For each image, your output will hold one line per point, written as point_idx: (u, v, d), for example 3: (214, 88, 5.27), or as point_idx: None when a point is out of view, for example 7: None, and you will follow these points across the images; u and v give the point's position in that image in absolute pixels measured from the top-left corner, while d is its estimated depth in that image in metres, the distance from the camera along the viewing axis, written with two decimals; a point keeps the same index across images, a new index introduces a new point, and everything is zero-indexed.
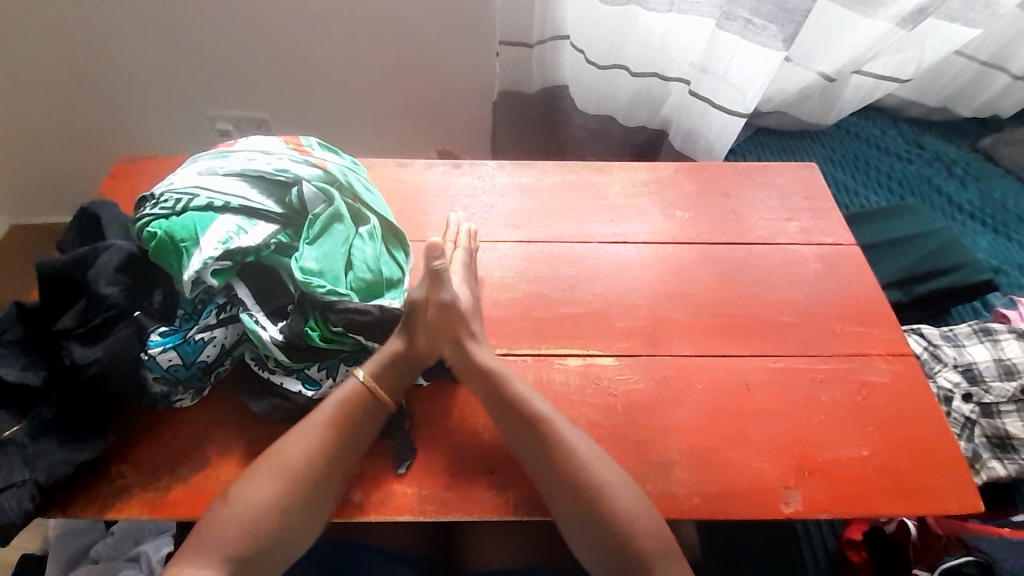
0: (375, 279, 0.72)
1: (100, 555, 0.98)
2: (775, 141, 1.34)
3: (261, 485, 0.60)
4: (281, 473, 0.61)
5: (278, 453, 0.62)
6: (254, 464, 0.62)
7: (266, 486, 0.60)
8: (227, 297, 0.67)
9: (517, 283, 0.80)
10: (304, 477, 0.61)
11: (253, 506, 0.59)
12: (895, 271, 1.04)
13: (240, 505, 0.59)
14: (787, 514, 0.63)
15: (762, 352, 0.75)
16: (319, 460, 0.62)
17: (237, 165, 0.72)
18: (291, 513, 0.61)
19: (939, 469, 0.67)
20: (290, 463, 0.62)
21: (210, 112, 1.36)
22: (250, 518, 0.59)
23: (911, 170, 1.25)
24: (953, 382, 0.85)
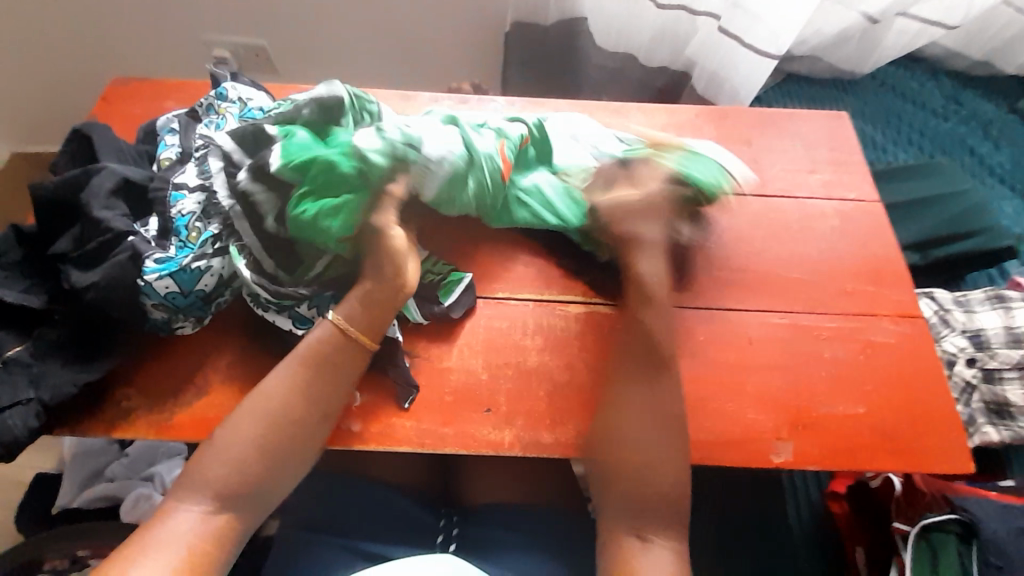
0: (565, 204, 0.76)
1: (116, 474, 1.03)
2: (804, 89, 1.26)
3: (244, 425, 0.61)
4: (263, 417, 0.61)
5: (261, 395, 0.62)
6: (239, 408, 0.62)
7: (248, 426, 0.61)
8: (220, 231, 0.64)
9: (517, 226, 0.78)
10: (286, 418, 0.61)
11: (238, 446, 0.60)
12: (915, 232, 1.00)
13: (225, 446, 0.60)
14: (777, 464, 0.64)
15: (768, 307, 0.73)
16: (296, 398, 0.62)
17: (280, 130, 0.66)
18: (275, 454, 0.60)
19: (932, 430, 0.67)
20: (274, 406, 0.61)
21: (207, 36, 1.28)
22: (235, 457, 0.59)
23: (944, 127, 1.18)
24: (959, 346, 0.84)
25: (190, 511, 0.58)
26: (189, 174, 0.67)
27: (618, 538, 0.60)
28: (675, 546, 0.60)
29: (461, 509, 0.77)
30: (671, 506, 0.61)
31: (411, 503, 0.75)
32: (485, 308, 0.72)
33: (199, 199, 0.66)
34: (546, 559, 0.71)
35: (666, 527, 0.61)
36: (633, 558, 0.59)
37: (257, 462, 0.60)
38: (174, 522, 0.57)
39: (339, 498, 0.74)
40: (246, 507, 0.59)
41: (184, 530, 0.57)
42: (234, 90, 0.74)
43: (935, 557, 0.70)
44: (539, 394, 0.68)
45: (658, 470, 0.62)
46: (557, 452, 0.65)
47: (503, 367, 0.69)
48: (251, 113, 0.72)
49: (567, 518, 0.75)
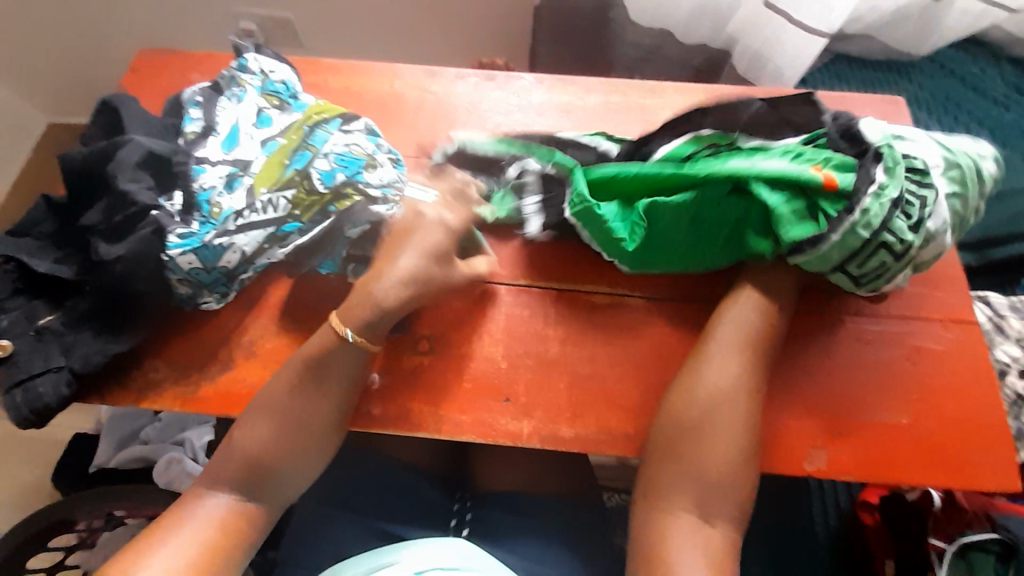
0: (852, 227, 0.59)
1: (151, 437, 1.06)
2: (854, 72, 1.17)
3: (258, 423, 0.61)
4: (277, 415, 0.61)
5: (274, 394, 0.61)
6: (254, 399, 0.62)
7: (263, 425, 0.61)
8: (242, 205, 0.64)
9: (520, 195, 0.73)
10: (299, 418, 0.61)
11: (253, 443, 0.60)
12: (969, 230, 0.93)
13: (242, 442, 0.60)
14: (808, 472, 0.62)
15: (808, 306, 0.69)
16: (309, 398, 0.61)
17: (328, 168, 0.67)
18: (288, 452, 0.60)
19: (981, 446, 0.63)
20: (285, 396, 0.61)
21: (235, 8, 1.26)
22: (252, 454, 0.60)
23: (1009, 117, 1.09)
24: (1011, 356, 0.79)
25: (215, 498, 0.59)
26: (212, 149, 0.67)
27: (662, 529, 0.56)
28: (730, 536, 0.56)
29: (474, 492, 0.76)
30: (731, 504, 0.57)
31: (426, 487, 0.74)
32: (507, 294, 0.70)
33: (222, 174, 0.66)
34: (561, 552, 0.69)
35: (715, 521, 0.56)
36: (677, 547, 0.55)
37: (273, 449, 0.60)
38: (203, 508, 0.59)
39: (355, 478, 0.74)
40: (267, 495, 0.60)
41: (203, 523, 0.57)
42: (256, 62, 0.73)
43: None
44: (560, 386, 0.65)
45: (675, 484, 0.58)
46: (576, 446, 0.63)
47: (524, 357, 0.67)
48: (273, 86, 0.72)
49: (583, 510, 0.74)
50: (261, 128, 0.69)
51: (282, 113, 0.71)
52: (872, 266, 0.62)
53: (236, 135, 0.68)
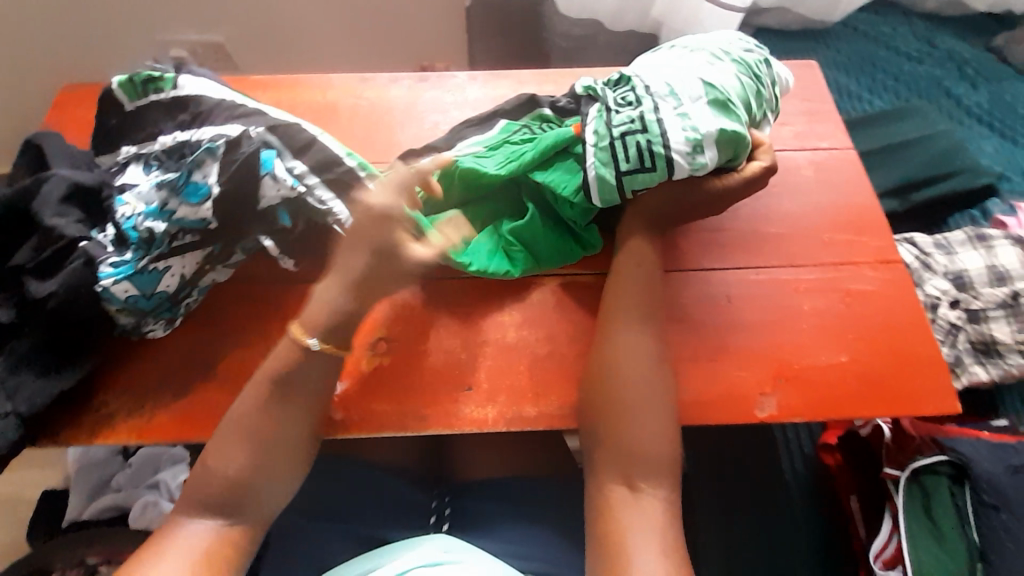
0: (586, 147, 0.67)
1: (122, 484, 1.02)
2: (776, 42, 1.23)
3: (229, 443, 0.59)
4: (249, 427, 0.59)
5: (240, 412, 0.60)
6: (229, 416, 0.60)
7: (234, 443, 0.59)
8: (172, 224, 0.61)
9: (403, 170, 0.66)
10: (271, 422, 0.60)
11: (227, 463, 0.58)
12: (893, 179, 0.98)
13: (217, 465, 0.58)
14: (762, 418, 0.64)
15: (746, 263, 0.72)
16: (277, 401, 0.60)
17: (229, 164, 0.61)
18: (263, 456, 0.59)
19: (918, 374, 0.67)
20: (258, 408, 0.60)
21: (164, 35, 1.24)
22: (229, 474, 0.58)
23: (920, 71, 1.16)
24: (941, 289, 0.84)
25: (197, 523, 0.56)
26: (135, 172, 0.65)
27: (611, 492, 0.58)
28: (667, 495, 0.58)
29: (452, 487, 0.76)
30: (664, 464, 0.58)
31: (402, 488, 0.74)
32: (459, 287, 0.71)
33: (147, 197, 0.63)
34: (542, 532, 0.70)
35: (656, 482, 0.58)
36: (621, 510, 0.56)
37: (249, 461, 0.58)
38: (187, 536, 0.55)
39: (329, 489, 0.73)
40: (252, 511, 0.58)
41: (191, 551, 0.54)
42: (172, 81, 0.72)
43: (927, 497, 0.72)
44: (520, 369, 0.67)
45: (654, 442, 0.59)
46: (542, 425, 0.64)
47: (482, 345, 0.68)
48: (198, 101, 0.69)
49: (561, 489, 0.74)
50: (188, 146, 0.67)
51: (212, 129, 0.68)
52: (634, 154, 0.65)
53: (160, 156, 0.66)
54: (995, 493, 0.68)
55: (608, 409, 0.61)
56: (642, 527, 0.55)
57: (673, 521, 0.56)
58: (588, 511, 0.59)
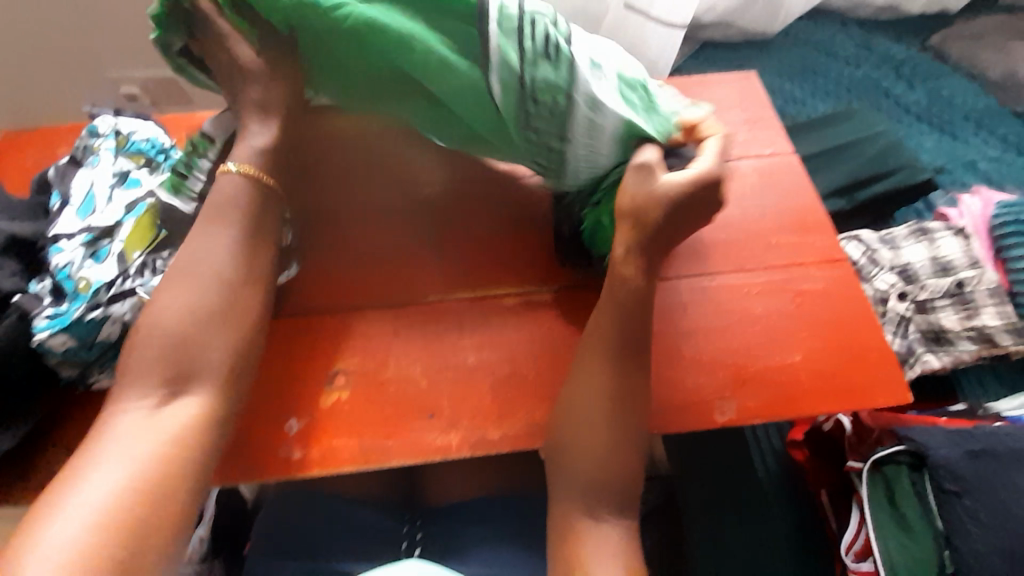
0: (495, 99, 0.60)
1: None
2: (721, 54, 1.28)
3: (176, 300, 0.57)
4: (203, 307, 0.57)
5: (195, 279, 0.58)
6: (170, 279, 0.58)
7: (183, 302, 0.57)
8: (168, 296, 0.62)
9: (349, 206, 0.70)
10: (230, 310, 0.58)
11: (173, 335, 0.55)
12: (839, 178, 1.02)
13: (160, 331, 0.55)
14: (722, 423, 0.65)
15: (699, 270, 0.74)
16: (237, 288, 0.59)
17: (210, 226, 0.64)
18: (217, 355, 0.57)
19: (869, 367, 0.68)
20: (206, 281, 0.58)
21: (113, 73, 1.22)
22: (171, 340, 0.55)
23: (859, 74, 1.22)
24: (889, 283, 0.88)
25: (130, 414, 0.53)
26: (65, 221, 0.65)
27: (572, 517, 0.59)
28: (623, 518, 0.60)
29: (423, 512, 0.74)
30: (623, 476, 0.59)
31: (370, 520, 0.72)
32: (418, 314, 0.71)
33: (80, 244, 0.63)
34: (519, 553, 0.69)
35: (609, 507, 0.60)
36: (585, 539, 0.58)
37: (187, 352, 0.56)
38: (116, 435, 0.52)
39: (296, 527, 0.71)
40: (191, 407, 0.55)
41: (130, 433, 0.52)
42: (109, 125, 0.71)
43: (891, 488, 0.73)
44: (482, 392, 0.66)
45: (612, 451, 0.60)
46: (505, 447, 0.64)
47: (442, 370, 0.67)
48: (136, 146, 0.71)
49: (535, 509, 0.73)
50: (126, 190, 0.67)
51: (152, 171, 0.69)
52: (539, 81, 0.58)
53: (91, 202, 0.66)
54: (955, 480, 0.69)
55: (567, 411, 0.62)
56: (602, 552, 0.57)
57: (630, 542, 0.59)
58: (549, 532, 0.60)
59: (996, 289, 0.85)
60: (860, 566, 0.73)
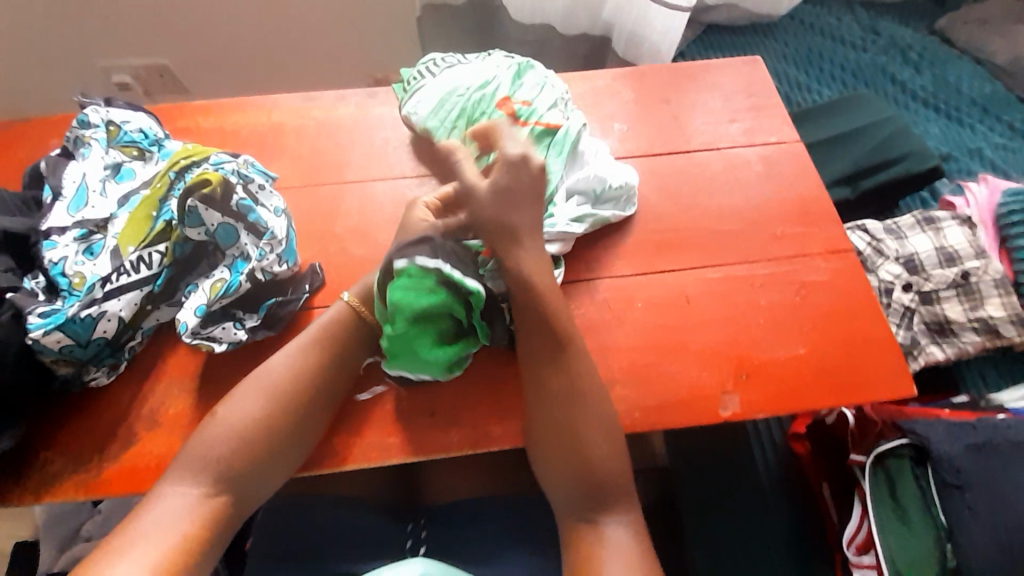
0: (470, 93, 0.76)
1: (92, 533, 0.87)
2: (725, 39, 1.25)
3: (252, 403, 0.59)
4: (275, 400, 0.60)
5: (265, 380, 0.61)
6: (244, 383, 0.61)
7: (258, 406, 0.59)
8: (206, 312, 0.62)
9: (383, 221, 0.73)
10: (296, 401, 0.60)
11: (245, 426, 0.58)
12: (843, 167, 1.00)
13: (232, 424, 0.58)
14: (725, 417, 0.65)
15: (702, 263, 0.73)
16: (304, 380, 0.61)
17: (210, 236, 0.63)
18: (281, 436, 0.59)
19: (873, 361, 0.68)
20: (280, 385, 0.60)
21: (102, 62, 1.19)
22: (240, 435, 0.58)
23: (865, 59, 1.19)
24: (893, 273, 0.87)
25: (184, 493, 0.55)
26: (54, 215, 0.63)
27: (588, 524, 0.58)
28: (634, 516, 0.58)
29: (426, 509, 0.73)
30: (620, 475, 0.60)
31: (371, 516, 0.71)
32: None
33: (72, 240, 0.61)
34: (521, 547, 0.69)
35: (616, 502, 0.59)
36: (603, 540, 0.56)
37: (250, 441, 0.58)
38: (168, 505, 0.54)
39: (298, 524, 0.70)
40: (241, 489, 0.57)
41: (180, 513, 0.53)
42: (97, 114, 0.69)
43: (892, 482, 0.74)
44: (483, 388, 0.66)
45: (614, 450, 0.60)
46: (508, 444, 0.63)
47: None
48: (128, 137, 0.68)
49: (537, 502, 0.73)
50: (119, 184, 0.66)
51: (145, 164, 0.68)
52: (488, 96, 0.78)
53: (82, 195, 0.64)
54: (956, 472, 0.69)
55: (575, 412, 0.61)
56: (613, 551, 0.55)
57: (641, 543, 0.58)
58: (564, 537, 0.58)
59: (1002, 279, 0.84)
60: (861, 558, 0.73)
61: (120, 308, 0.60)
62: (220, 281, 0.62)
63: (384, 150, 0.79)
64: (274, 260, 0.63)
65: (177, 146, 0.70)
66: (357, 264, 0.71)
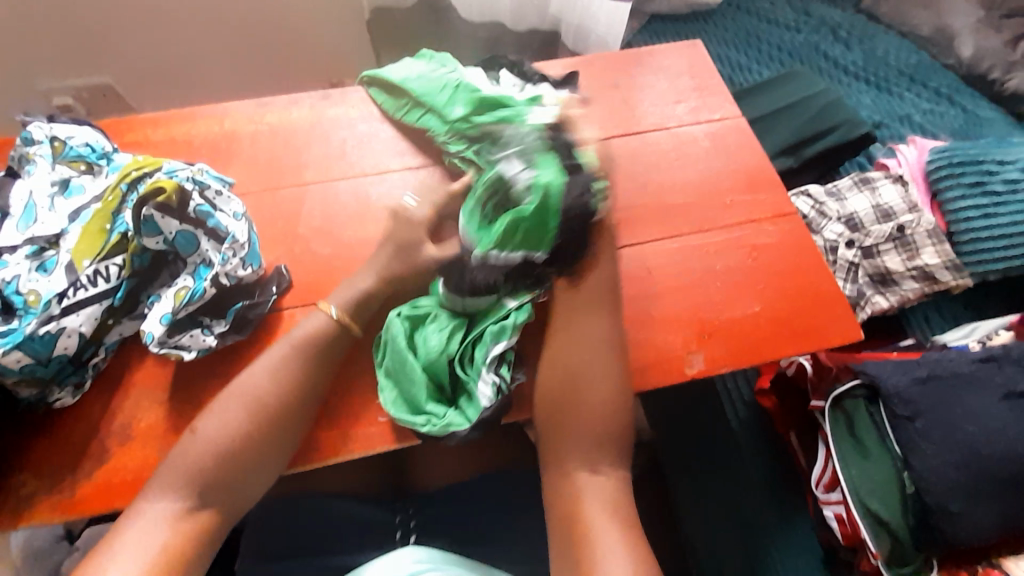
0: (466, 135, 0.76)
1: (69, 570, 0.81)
2: (668, 27, 1.30)
3: (234, 412, 0.58)
4: (256, 407, 0.59)
5: (244, 387, 0.60)
6: (224, 394, 0.60)
7: (239, 413, 0.58)
8: (173, 321, 0.61)
9: (347, 220, 0.74)
10: (276, 406, 0.59)
11: (226, 435, 0.57)
12: (785, 138, 1.06)
13: (213, 434, 0.57)
14: (692, 375, 0.68)
15: (661, 235, 0.76)
16: (286, 386, 0.60)
17: (168, 244, 0.63)
18: (260, 442, 0.58)
19: (824, 309, 0.72)
20: (260, 393, 0.59)
21: (43, 85, 1.16)
22: (218, 444, 0.57)
23: (799, 38, 1.26)
24: (837, 232, 0.93)
25: (160, 511, 0.53)
26: (3, 234, 0.61)
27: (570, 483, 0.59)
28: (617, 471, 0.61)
29: (415, 499, 0.74)
30: (600, 440, 0.61)
31: (359, 509, 0.71)
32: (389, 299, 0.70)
33: (24, 258, 0.60)
34: (513, 523, 0.71)
35: (596, 459, 0.61)
36: (581, 494, 0.58)
37: (230, 448, 0.57)
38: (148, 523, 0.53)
39: (287, 524, 0.70)
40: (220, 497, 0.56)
41: (156, 526, 0.52)
42: (41, 130, 0.67)
43: (851, 421, 0.78)
44: None
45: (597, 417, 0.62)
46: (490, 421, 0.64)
47: None
48: (75, 151, 0.67)
49: (523, 480, 0.74)
50: (69, 199, 0.64)
51: (95, 178, 0.67)
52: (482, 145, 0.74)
53: (31, 212, 0.62)
54: (907, 406, 0.74)
55: (564, 384, 0.64)
56: (596, 505, 0.57)
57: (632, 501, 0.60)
58: (550, 494, 0.60)
59: (933, 229, 0.91)
60: (830, 495, 0.78)
61: (80, 324, 0.59)
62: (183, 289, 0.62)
63: (342, 149, 0.79)
64: (238, 263, 0.63)
65: (128, 156, 0.69)
66: (324, 263, 0.71)
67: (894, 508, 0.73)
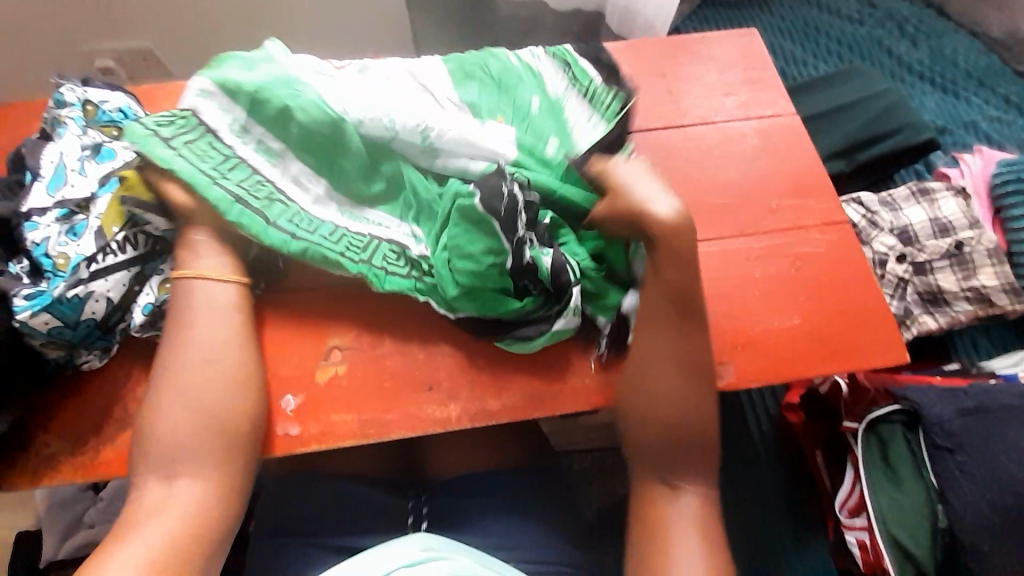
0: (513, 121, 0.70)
1: (93, 521, 0.84)
2: (722, 14, 1.23)
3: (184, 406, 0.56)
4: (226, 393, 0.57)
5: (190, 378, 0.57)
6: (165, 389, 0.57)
7: (197, 404, 0.56)
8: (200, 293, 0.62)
9: None
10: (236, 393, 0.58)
11: (201, 425, 0.56)
12: (839, 139, 0.99)
13: (174, 426, 0.56)
14: (721, 387, 0.65)
15: (698, 237, 0.72)
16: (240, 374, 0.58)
17: (172, 221, 0.62)
18: (233, 428, 0.57)
19: (862, 328, 0.68)
20: (223, 379, 0.57)
21: (87, 46, 1.16)
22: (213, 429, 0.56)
23: (861, 32, 1.18)
24: (888, 245, 0.87)
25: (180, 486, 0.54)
26: (34, 196, 0.62)
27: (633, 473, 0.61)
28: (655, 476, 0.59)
29: (427, 486, 0.72)
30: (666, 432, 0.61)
31: (368, 493, 0.70)
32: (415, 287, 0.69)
33: (54, 220, 0.61)
34: (524, 520, 0.69)
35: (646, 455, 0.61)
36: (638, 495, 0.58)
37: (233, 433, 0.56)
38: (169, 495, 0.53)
39: (299, 502, 0.70)
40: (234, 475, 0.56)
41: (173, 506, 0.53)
42: (73, 92, 0.67)
43: (884, 446, 0.74)
44: (481, 357, 0.65)
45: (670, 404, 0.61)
46: (505, 417, 0.63)
47: (438, 340, 0.66)
48: (107, 117, 0.67)
49: (538, 476, 0.73)
50: (99, 163, 0.64)
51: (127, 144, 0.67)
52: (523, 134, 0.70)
53: (61, 174, 0.63)
54: (948, 437, 0.70)
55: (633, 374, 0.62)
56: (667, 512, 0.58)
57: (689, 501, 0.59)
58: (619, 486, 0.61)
59: (995, 249, 0.85)
60: (853, 521, 0.75)
61: (107, 289, 0.60)
62: (200, 177, 0.61)
63: None
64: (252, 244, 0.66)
65: None
66: None
67: (921, 540, 0.70)
